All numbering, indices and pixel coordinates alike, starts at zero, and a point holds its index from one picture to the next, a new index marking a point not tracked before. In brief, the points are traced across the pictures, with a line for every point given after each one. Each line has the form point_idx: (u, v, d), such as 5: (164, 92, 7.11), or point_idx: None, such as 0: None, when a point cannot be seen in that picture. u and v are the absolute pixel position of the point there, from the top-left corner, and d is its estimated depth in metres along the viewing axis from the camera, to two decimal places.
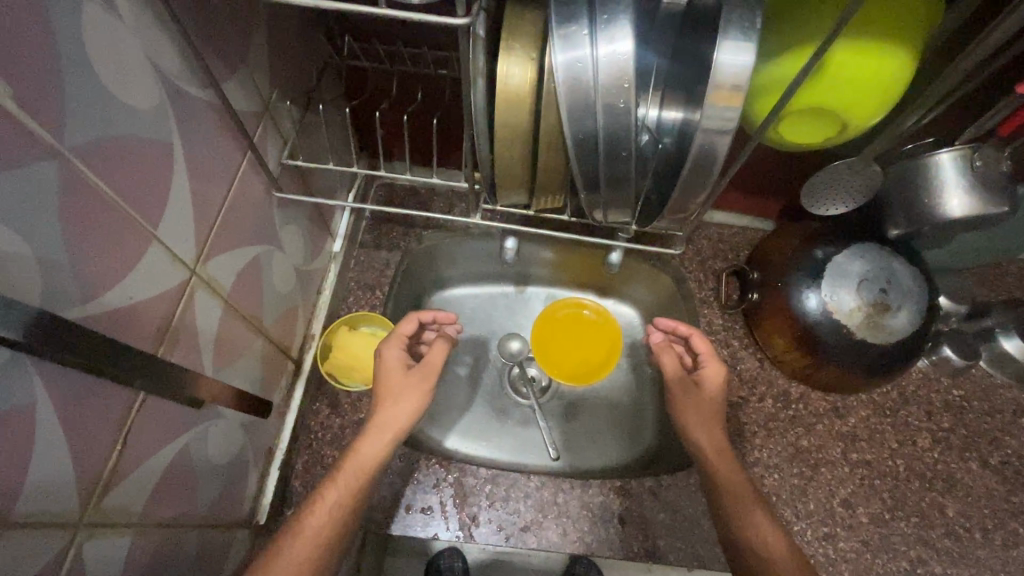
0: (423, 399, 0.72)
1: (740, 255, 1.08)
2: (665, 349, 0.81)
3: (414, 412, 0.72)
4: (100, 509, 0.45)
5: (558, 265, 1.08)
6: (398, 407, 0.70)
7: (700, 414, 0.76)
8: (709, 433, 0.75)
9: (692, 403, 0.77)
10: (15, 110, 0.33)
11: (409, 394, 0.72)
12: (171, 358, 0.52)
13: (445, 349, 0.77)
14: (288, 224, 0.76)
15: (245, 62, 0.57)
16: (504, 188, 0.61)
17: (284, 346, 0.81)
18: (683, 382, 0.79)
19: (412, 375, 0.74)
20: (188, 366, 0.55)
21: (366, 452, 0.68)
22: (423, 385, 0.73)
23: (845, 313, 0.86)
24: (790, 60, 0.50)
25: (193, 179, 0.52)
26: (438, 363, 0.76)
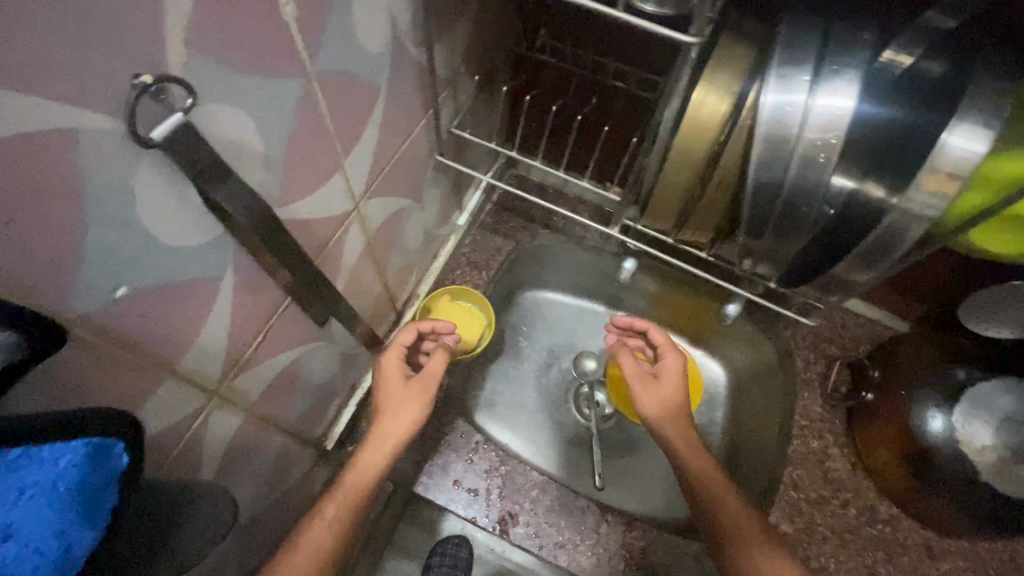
0: (421, 408, 0.70)
1: (862, 348, 0.99)
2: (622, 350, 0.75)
3: (413, 420, 0.70)
4: (230, 386, 0.50)
5: (661, 299, 1.06)
6: (398, 416, 0.69)
7: (663, 401, 0.71)
8: (677, 431, 0.70)
9: (659, 398, 0.72)
10: (293, 31, 0.37)
11: (408, 403, 0.70)
12: (322, 270, 0.58)
13: (445, 357, 0.75)
14: (433, 187, 0.81)
15: (455, 32, 0.61)
16: (656, 211, 0.60)
17: (394, 297, 0.86)
18: (644, 376, 0.74)
19: (412, 384, 0.72)
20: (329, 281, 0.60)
21: (367, 462, 0.66)
22: (423, 394, 0.71)
23: (974, 447, 0.77)
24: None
25: (383, 124, 0.57)
26: (438, 371, 0.74)
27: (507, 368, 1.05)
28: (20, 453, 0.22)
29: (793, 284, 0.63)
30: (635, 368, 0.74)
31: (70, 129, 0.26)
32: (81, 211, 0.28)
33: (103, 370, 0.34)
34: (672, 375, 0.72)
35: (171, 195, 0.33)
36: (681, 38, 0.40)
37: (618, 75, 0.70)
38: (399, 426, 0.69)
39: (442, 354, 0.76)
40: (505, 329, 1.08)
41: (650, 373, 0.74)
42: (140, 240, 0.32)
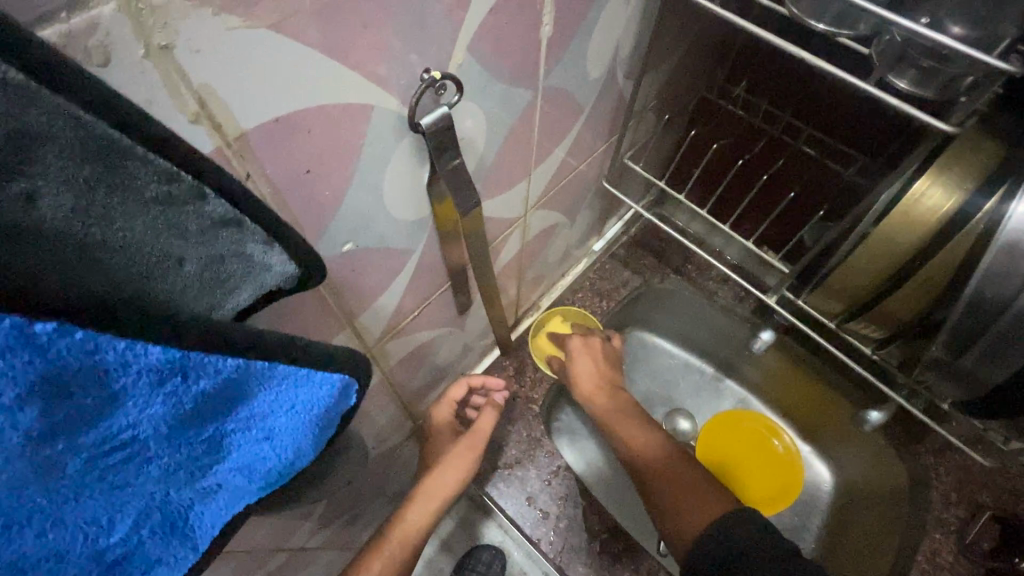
0: (462, 467, 0.75)
1: (1023, 506, 0.84)
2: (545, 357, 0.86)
3: (459, 476, 0.75)
4: (382, 348, 0.54)
5: (785, 380, 0.99)
6: (444, 473, 0.74)
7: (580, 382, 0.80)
8: (602, 406, 0.76)
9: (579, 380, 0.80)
10: (543, 50, 0.40)
11: (456, 459, 0.76)
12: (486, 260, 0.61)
13: (492, 416, 0.78)
14: (586, 211, 0.83)
15: (661, 70, 0.62)
16: (828, 292, 0.56)
17: (519, 304, 0.89)
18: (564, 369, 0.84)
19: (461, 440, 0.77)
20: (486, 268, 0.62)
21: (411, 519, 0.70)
22: (469, 453, 0.76)
23: None
24: None
25: (574, 144, 0.59)
26: (485, 431, 0.78)
27: None
28: (307, 373, 0.23)
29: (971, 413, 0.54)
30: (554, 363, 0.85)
31: (369, 106, 0.30)
32: (351, 174, 0.32)
33: (312, 308, 0.39)
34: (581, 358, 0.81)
35: (410, 176, 0.37)
36: (937, 124, 0.37)
37: (811, 140, 0.67)
38: (446, 483, 0.74)
39: (492, 412, 0.80)
40: None
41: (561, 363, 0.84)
42: (377, 207, 0.36)
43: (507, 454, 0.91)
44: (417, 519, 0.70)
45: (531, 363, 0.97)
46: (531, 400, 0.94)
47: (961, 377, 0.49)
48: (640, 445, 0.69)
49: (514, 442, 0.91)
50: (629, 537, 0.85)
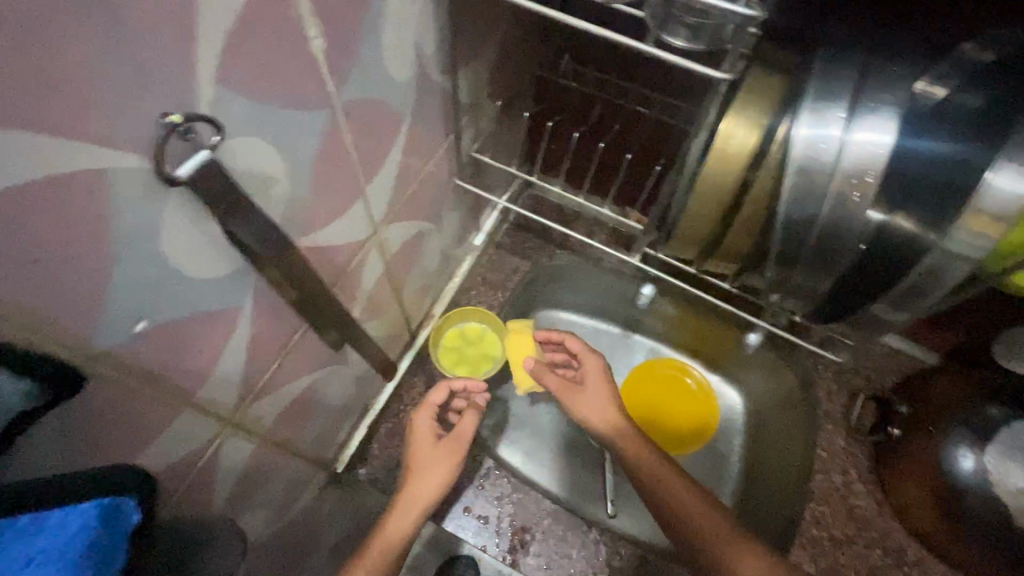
0: (442, 477, 0.69)
1: (888, 380, 0.97)
2: (543, 373, 0.75)
3: (440, 483, 0.70)
4: (244, 415, 0.49)
5: (680, 324, 1.05)
6: (426, 480, 0.69)
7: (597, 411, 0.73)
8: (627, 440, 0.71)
9: (587, 403, 0.74)
10: (321, 62, 0.37)
11: (438, 465, 0.71)
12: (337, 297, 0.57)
13: (475, 419, 0.73)
14: (451, 211, 0.81)
15: (481, 57, 0.62)
16: (679, 243, 0.59)
17: (410, 319, 0.86)
18: (575, 392, 0.75)
19: (442, 445, 0.72)
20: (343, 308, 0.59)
21: (394, 528, 0.66)
22: (452, 459, 0.71)
23: (1010, 491, 0.74)
24: None
25: (407, 150, 0.57)
26: (467, 434, 0.73)
27: None
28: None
29: (825, 320, 0.60)
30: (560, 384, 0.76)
31: (99, 168, 0.26)
32: (109, 247, 0.28)
33: (122, 400, 0.34)
34: (596, 382, 0.75)
35: (193, 231, 0.33)
36: (715, 74, 0.40)
37: (641, 99, 0.70)
38: (426, 490, 0.69)
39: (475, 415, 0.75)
40: None
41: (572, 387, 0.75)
42: (164, 275, 0.32)
43: None
44: (401, 525, 0.66)
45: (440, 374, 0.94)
46: None
47: (801, 291, 0.54)
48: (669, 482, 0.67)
49: None
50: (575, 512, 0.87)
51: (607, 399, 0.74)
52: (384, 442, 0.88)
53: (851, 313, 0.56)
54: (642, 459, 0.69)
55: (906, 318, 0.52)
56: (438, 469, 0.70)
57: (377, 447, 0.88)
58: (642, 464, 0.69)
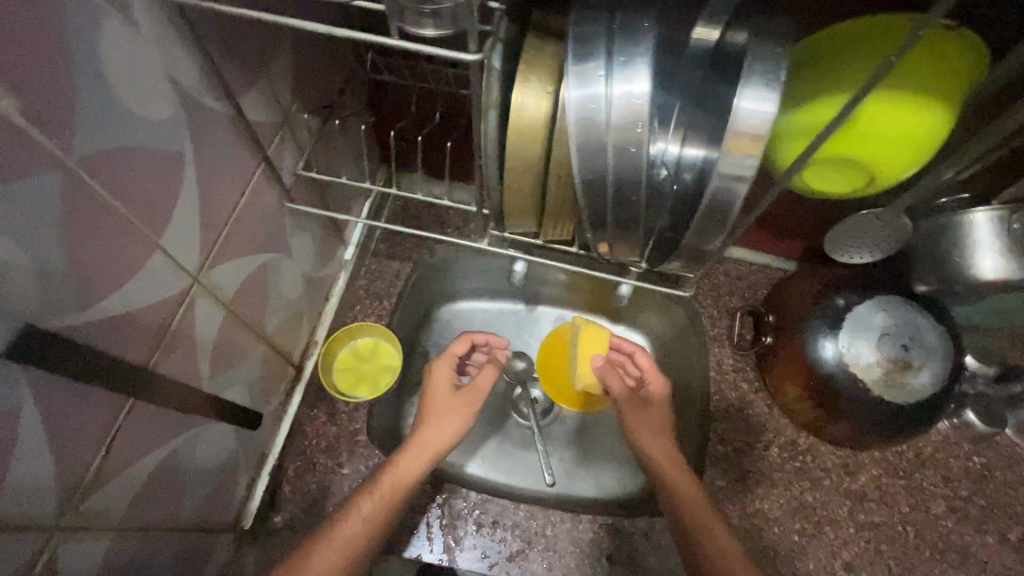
0: (457, 419, 0.79)
1: (759, 294, 1.05)
2: (614, 376, 0.82)
3: (454, 427, 0.80)
4: (78, 513, 0.45)
5: (568, 287, 1.08)
6: (441, 426, 0.79)
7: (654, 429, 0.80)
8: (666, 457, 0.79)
9: (644, 420, 0.81)
10: (20, 123, 0.34)
11: (453, 412, 0.80)
12: (167, 360, 0.53)
13: (492, 376, 0.84)
14: (299, 234, 0.77)
15: (268, 73, 0.59)
16: (512, 218, 0.61)
17: (288, 352, 0.82)
18: (637, 402, 0.83)
19: (462, 393, 0.83)
20: (180, 370, 0.55)
21: (404, 468, 0.75)
22: (469, 405, 0.81)
23: (862, 366, 0.84)
24: (815, 107, 0.49)
25: (205, 187, 0.53)
26: (483, 388, 0.84)
27: None
28: None
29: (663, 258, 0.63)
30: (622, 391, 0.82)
31: None
32: None
33: None
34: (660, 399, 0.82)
35: None
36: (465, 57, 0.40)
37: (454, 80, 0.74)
38: (439, 436, 0.79)
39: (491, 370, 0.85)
40: (428, 348, 1.09)
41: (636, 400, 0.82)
42: None
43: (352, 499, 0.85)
44: (410, 466, 0.76)
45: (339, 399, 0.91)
46: (355, 433, 0.89)
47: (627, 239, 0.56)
48: (687, 496, 0.75)
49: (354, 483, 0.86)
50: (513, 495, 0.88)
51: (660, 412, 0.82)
52: (295, 483, 0.85)
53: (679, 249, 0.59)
54: (672, 473, 0.77)
55: (720, 243, 0.56)
56: (453, 413, 0.80)
57: (288, 489, 0.85)
58: (673, 481, 0.76)
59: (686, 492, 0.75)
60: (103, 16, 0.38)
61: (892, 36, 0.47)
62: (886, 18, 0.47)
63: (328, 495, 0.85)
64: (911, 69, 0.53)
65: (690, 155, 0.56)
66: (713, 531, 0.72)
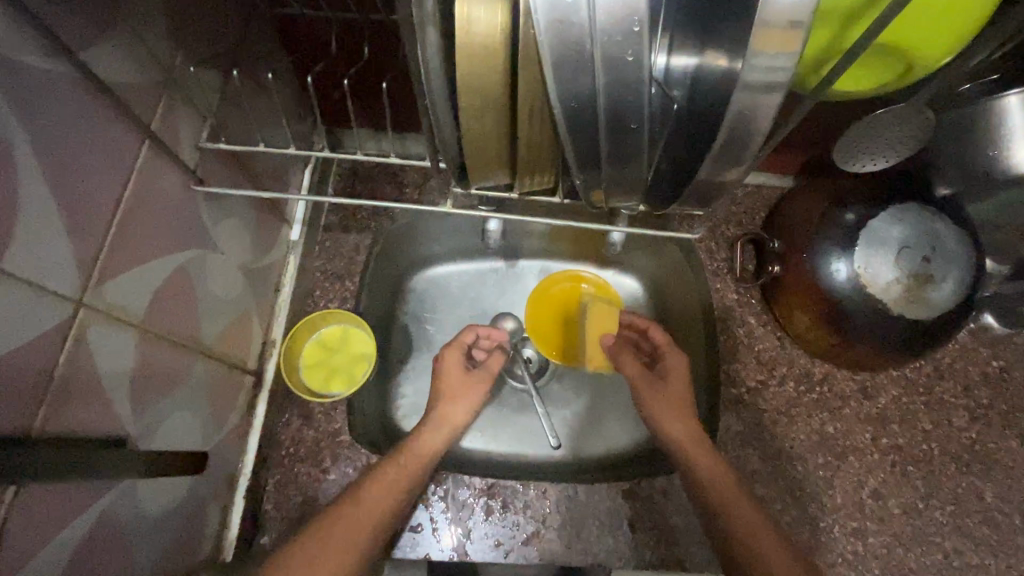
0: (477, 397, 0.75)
1: (758, 218, 0.95)
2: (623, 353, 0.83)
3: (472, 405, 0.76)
4: None
5: (551, 238, 0.98)
6: (460, 401, 0.75)
7: (672, 406, 0.77)
8: (689, 434, 0.75)
9: (663, 398, 0.78)
10: None
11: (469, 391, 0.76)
12: (62, 411, 0.41)
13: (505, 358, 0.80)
14: (228, 220, 0.64)
15: (125, 14, 0.44)
16: (479, 170, 0.50)
17: (243, 360, 0.71)
18: (652, 378, 0.80)
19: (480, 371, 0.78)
20: (88, 417, 0.44)
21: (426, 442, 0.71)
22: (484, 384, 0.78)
23: (880, 286, 0.76)
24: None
25: (60, 182, 0.39)
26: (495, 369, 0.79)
27: (425, 359, 0.97)
28: None
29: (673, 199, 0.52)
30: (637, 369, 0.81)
31: None
32: None
33: None
34: (680, 375, 0.80)
35: None
36: None
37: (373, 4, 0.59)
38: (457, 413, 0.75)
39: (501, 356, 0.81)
40: (406, 324, 0.98)
41: (653, 377, 0.80)
42: None
43: None
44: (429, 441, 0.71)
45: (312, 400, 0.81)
46: (337, 434, 0.79)
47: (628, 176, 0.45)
48: (711, 473, 0.71)
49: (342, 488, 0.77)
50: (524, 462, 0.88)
51: (679, 389, 0.79)
52: (276, 499, 0.76)
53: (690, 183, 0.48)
54: (690, 451, 0.73)
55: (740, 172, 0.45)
56: (470, 392, 0.76)
57: (270, 507, 0.75)
58: (697, 461, 0.73)
59: (712, 476, 0.71)
60: None
61: None
62: None
63: (317, 506, 0.76)
64: None
65: (679, 68, 0.46)
66: (743, 517, 0.67)
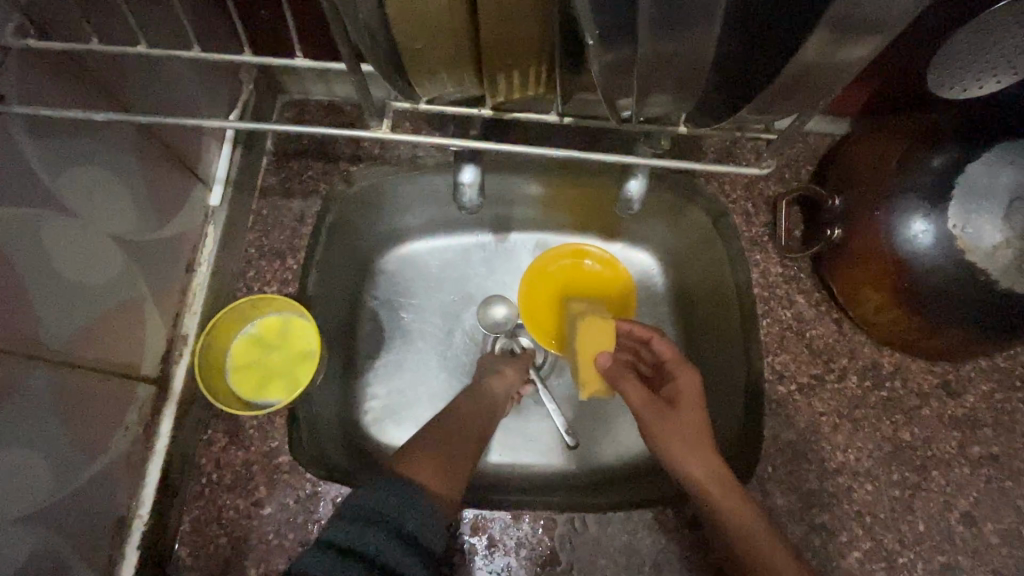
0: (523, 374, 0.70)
1: (806, 171, 0.76)
2: (625, 375, 0.64)
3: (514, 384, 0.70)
4: None
5: (546, 204, 0.79)
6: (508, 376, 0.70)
7: (685, 440, 0.58)
8: (707, 471, 0.57)
9: (673, 432, 0.59)
10: None
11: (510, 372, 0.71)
12: None
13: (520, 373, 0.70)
14: (76, 172, 0.45)
15: None
16: (427, 71, 0.37)
17: (131, 366, 0.53)
18: (660, 405, 0.62)
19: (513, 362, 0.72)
20: None
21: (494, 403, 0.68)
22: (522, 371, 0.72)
23: (983, 252, 0.58)
24: None
25: None
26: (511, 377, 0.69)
27: (397, 356, 0.79)
28: None
29: (734, 109, 0.40)
30: (641, 394, 0.63)
31: None
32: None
33: None
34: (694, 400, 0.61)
35: None
36: None
37: None
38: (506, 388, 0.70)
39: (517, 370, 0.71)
40: (371, 313, 0.80)
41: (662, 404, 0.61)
42: None
43: (279, 553, 0.58)
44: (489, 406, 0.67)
45: (240, 413, 0.62)
46: (272, 456, 0.61)
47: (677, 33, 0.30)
48: (733, 515, 0.55)
49: (278, 527, 0.59)
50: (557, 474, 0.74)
51: (694, 418, 0.60)
52: (191, 545, 0.58)
53: (778, 74, 0.34)
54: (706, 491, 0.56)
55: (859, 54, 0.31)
56: (511, 371, 0.70)
57: (184, 555, 0.57)
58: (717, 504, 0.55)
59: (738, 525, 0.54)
60: None
61: None
62: None
63: (246, 550, 0.58)
64: None
65: None
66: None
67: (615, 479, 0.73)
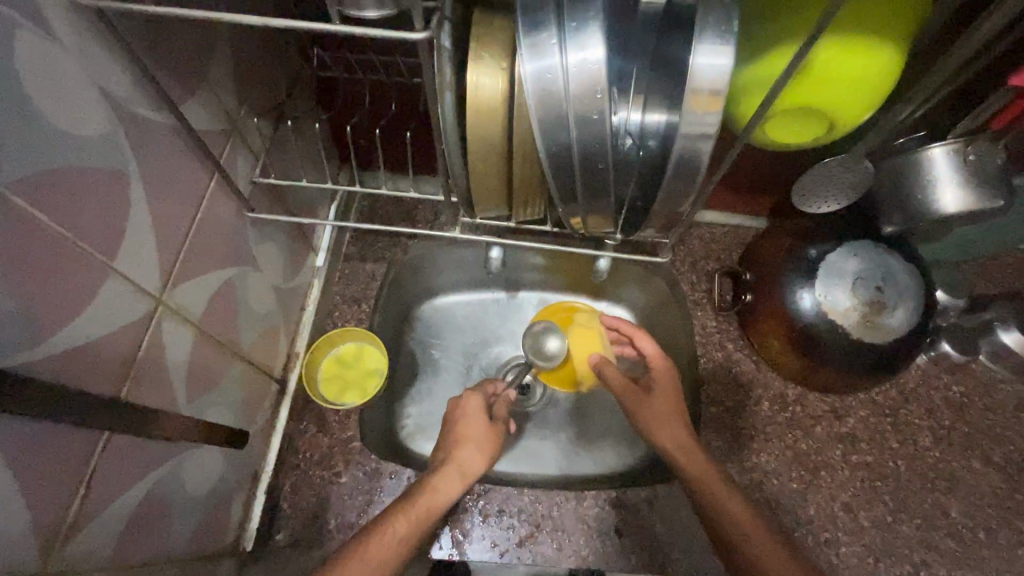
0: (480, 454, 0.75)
1: (734, 254, 1.05)
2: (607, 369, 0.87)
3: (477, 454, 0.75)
4: (63, 557, 0.43)
5: (547, 271, 1.08)
6: (472, 448, 0.75)
7: (660, 421, 0.80)
8: (679, 445, 0.79)
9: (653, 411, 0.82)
10: None
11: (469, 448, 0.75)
12: (136, 394, 0.50)
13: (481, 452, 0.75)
14: (266, 244, 0.75)
15: (208, 79, 0.56)
16: (481, 201, 0.61)
17: (267, 369, 0.79)
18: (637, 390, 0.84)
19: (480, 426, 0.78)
20: (154, 398, 0.53)
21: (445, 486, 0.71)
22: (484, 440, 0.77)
23: (840, 313, 0.85)
24: (815, 74, 0.55)
25: (155, 205, 0.50)
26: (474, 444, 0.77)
27: (429, 382, 1.05)
28: None
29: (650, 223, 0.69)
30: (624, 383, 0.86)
31: None
32: None
33: None
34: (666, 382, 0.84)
35: None
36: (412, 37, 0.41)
37: (385, 67, 0.73)
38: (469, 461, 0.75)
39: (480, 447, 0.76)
40: (413, 348, 1.07)
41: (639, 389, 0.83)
42: None
43: (351, 508, 0.83)
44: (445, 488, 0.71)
45: (329, 410, 0.89)
46: (348, 441, 0.87)
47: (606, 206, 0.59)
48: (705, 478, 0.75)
49: (351, 491, 0.84)
50: (543, 481, 0.95)
51: (666, 397, 0.83)
52: (291, 499, 0.83)
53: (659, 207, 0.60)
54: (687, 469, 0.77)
55: (690, 204, 0.59)
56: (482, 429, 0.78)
57: (286, 506, 0.82)
58: (696, 474, 0.76)
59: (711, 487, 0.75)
60: (13, 24, 0.36)
61: (876, 28, 0.54)
62: (877, 16, 0.54)
63: (329, 506, 0.83)
64: (875, 9, 0.54)
65: (653, 122, 0.60)
66: (768, 566, 0.67)
67: (592, 481, 0.95)
